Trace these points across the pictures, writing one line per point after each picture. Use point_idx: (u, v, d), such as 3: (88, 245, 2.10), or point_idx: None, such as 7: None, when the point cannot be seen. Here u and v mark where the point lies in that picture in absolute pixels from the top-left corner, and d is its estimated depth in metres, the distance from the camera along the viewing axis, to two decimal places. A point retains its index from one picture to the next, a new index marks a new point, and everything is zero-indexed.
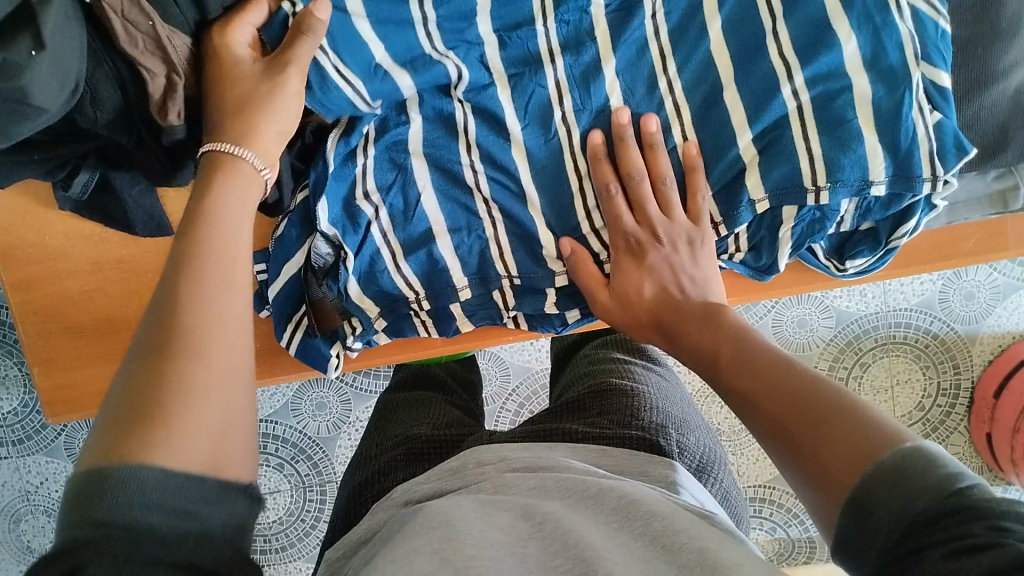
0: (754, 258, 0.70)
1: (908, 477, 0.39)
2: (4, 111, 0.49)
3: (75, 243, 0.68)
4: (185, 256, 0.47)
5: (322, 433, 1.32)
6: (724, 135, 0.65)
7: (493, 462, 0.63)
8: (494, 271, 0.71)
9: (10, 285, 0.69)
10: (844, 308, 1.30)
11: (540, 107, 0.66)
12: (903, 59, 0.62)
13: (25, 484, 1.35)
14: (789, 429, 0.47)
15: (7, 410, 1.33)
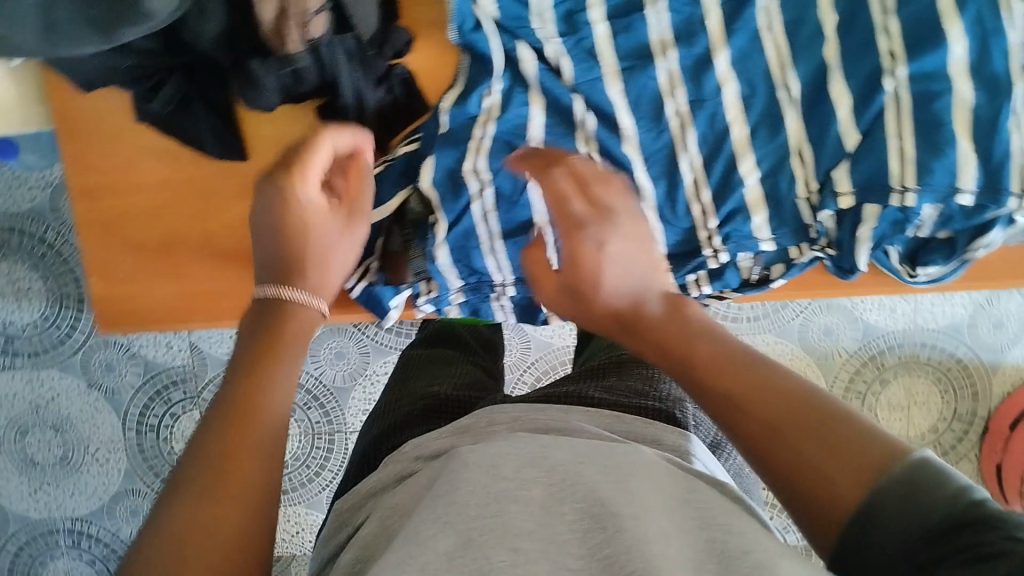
0: (837, 257, 0.70)
1: (924, 497, 0.35)
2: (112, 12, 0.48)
3: (147, 157, 0.67)
4: (286, 307, 0.48)
5: (338, 382, 1.24)
6: (831, 135, 0.65)
7: (506, 421, 0.59)
8: (568, 237, 0.70)
9: (78, 191, 0.68)
10: (872, 322, 1.27)
11: (652, 98, 0.66)
12: (1008, 68, 0.61)
13: (35, 398, 1.22)
14: (735, 424, 0.42)
15: (25, 322, 1.20)
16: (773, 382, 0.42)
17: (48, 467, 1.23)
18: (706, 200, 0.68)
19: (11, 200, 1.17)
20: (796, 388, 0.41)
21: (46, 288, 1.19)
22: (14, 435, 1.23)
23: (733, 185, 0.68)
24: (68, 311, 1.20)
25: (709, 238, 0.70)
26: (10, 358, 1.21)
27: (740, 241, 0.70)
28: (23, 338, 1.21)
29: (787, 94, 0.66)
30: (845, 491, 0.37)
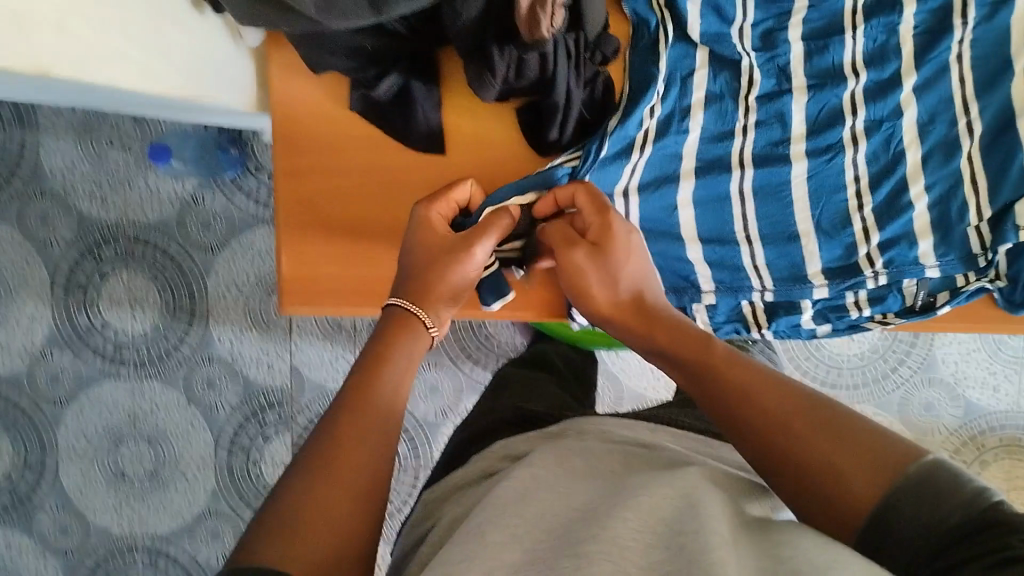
0: (1009, 290, 0.69)
1: (934, 490, 0.38)
2: None
3: (357, 141, 0.72)
4: (376, 371, 0.49)
5: (429, 418, 1.20)
6: (1014, 164, 0.66)
7: (595, 434, 0.60)
8: (734, 250, 0.72)
9: (281, 171, 0.71)
10: (975, 400, 1.23)
11: (831, 115, 0.69)
12: None
13: (133, 409, 1.19)
14: (757, 423, 0.46)
15: (136, 331, 1.18)
16: (784, 395, 0.46)
17: (136, 481, 1.19)
18: (869, 217, 0.69)
19: (144, 207, 1.17)
20: (817, 402, 0.45)
21: (162, 298, 1.18)
22: (106, 445, 1.18)
23: (904, 209, 0.69)
24: (179, 324, 1.18)
25: (868, 258, 0.70)
26: (114, 367, 1.18)
27: (902, 267, 0.69)
28: (132, 347, 1.18)
29: (968, 123, 0.68)
30: (825, 492, 0.42)
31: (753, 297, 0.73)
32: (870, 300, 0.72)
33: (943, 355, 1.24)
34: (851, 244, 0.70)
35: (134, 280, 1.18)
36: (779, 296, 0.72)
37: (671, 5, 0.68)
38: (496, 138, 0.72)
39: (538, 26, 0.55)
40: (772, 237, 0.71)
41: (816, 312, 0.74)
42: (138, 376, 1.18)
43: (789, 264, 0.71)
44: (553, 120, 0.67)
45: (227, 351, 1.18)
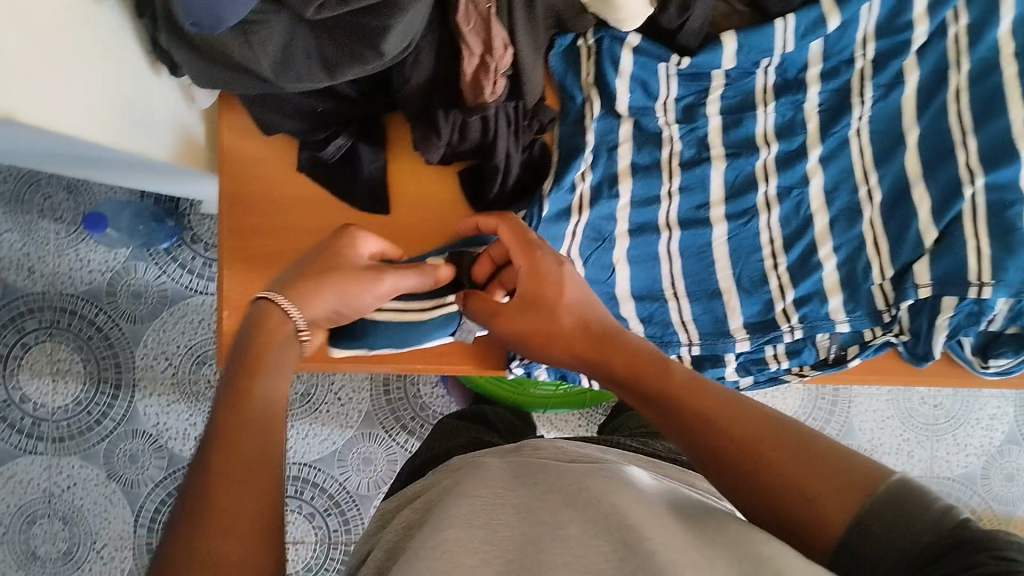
0: (912, 343, 0.76)
1: (914, 514, 0.37)
2: (350, 48, 0.56)
3: (298, 203, 0.74)
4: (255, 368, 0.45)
5: (362, 489, 1.20)
6: (911, 230, 0.73)
7: (548, 449, 0.63)
8: (663, 307, 0.77)
9: (226, 230, 0.73)
10: (891, 467, 1.31)
11: (746, 181, 0.75)
12: None
13: (50, 487, 1.14)
14: (715, 436, 0.45)
15: (57, 406, 1.15)
16: (743, 415, 0.45)
17: (50, 562, 1.14)
18: (784, 274, 0.76)
19: (72, 278, 1.16)
20: (774, 420, 0.45)
21: (86, 370, 1.16)
22: (19, 524, 1.14)
23: (815, 269, 0.75)
24: (103, 396, 1.16)
25: (785, 314, 0.76)
26: (32, 444, 1.14)
27: (815, 321, 0.75)
28: (51, 423, 1.15)
29: (868, 190, 0.75)
30: (810, 515, 0.40)
31: (682, 351, 0.77)
32: (788, 353, 0.77)
33: (860, 423, 1.31)
34: (769, 301, 0.76)
35: (57, 353, 1.15)
36: (705, 350, 0.77)
37: (599, 82, 0.72)
38: (437, 200, 0.75)
39: (482, 91, 0.60)
40: (697, 294, 0.76)
41: (739, 365, 0.79)
42: (56, 453, 1.15)
43: (713, 319, 0.76)
44: (496, 181, 0.72)
45: (150, 425, 1.17)
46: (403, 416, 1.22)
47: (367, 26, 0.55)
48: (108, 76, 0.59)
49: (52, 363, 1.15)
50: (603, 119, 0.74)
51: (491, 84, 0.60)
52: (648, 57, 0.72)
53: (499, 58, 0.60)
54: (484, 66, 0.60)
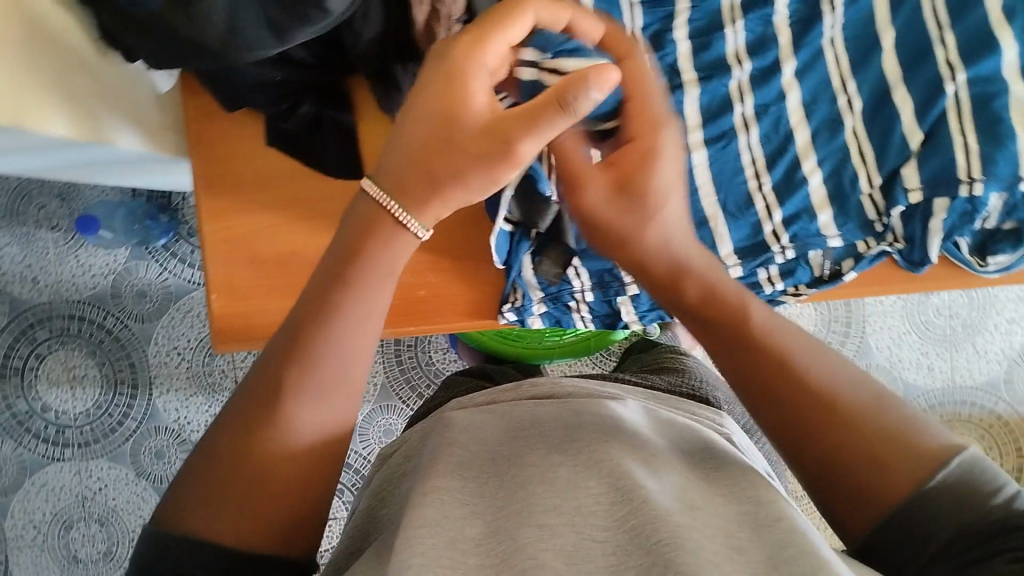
0: (908, 251, 0.75)
1: (936, 507, 0.41)
2: (292, 10, 0.55)
3: (264, 176, 0.73)
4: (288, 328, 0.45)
5: None
6: (895, 135, 0.72)
7: (552, 383, 0.66)
8: None
9: (202, 214, 0.72)
10: (912, 382, 1.30)
11: (721, 104, 0.74)
12: None
13: (82, 490, 1.15)
14: (783, 409, 0.45)
15: (77, 411, 1.16)
16: (821, 384, 0.45)
17: (92, 564, 1.15)
18: (769, 195, 0.74)
19: (75, 285, 1.16)
20: (840, 395, 0.45)
21: (102, 374, 1.17)
22: (57, 530, 1.15)
23: (801, 187, 0.74)
24: (121, 398, 1.17)
25: (774, 235, 0.74)
26: (58, 451, 1.15)
27: (806, 240, 0.74)
28: (75, 428, 1.16)
29: (847, 100, 0.73)
30: (841, 505, 0.44)
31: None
32: (781, 275, 0.77)
33: (876, 342, 1.31)
34: (757, 223, 0.74)
35: (71, 360, 1.16)
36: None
37: None
38: None
39: (436, 40, 0.59)
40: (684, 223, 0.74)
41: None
42: (83, 457, 1.16)
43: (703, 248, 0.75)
44: None
45: (173, 421, 1.18)
46: (418, 384, 1.24)
47: None
48: (57, 66, 0.58)
49: (67, 372, 1.16)
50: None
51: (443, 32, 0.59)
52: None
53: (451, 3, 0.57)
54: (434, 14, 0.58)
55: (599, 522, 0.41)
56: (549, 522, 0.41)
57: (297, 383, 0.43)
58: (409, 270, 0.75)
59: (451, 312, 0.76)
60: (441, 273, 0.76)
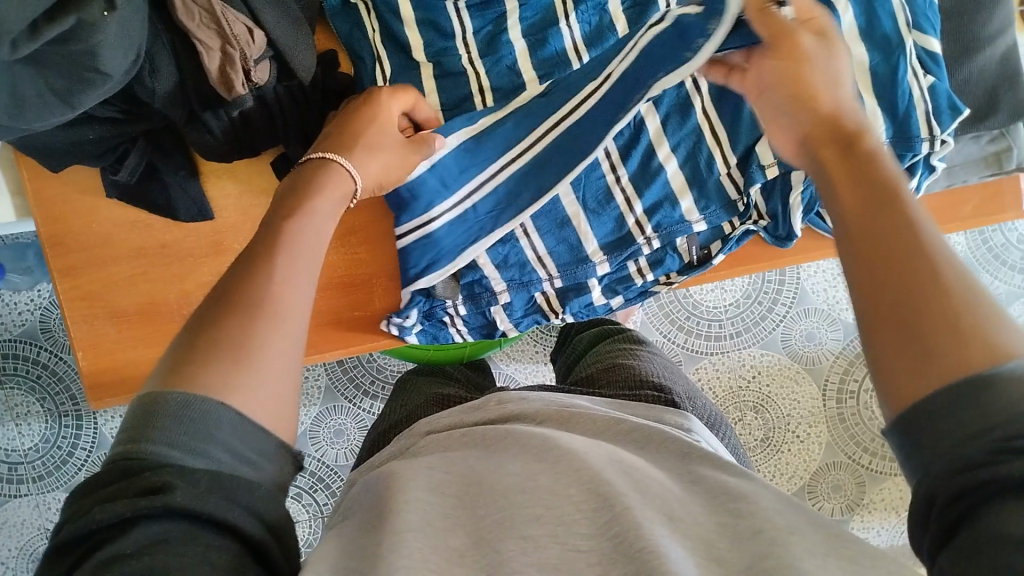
0: (773, 227, 0.74)
1: (981, 409, 0.34)
2: (71, 78, 0.53)
3: (112, 229, 0.72)
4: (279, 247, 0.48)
5: (341, 460, 1.20)
6: (745, 115, 0.69)
7: (515, 399, 0.58)
8: (517, 250, 0.74)
9: (57, 272, 0.71)
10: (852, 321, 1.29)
11: None
12: (896, 27, 0.66)
13: (44, 522, 1.16)
14: (906, 255, 0.39)
15: (26, 447, 1.16)
16: (912, 233, 0.39)
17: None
18: (627, 187, 0.72)
19: (4, 324, 1.15)
20: (953, 276, 0.37)
21: (44, 409, 1.16)
22: (25, 563, 1.16)
23: (659, 173, 0.72)
24: (67, 429, 1.17)
25: (638, 225, 0.73)
26: (14, 488, 1.16)
27: (671, 227, 0.73)
28: (26, 464, 1.16)
29: (694, 82, 0.70)
30: (885, 380, 0.38)
31: (545, 286, 0.76)
32: (651, 265, 0.76)
33: (812, 286, 1.28)
34: (619, 217, 0.73)
35: (14, 398, 1.16)
36: (566, 280, 0.75)
37: (387, 34, 0.69)
38: (257, 192, 0.72)
39: (233, 84, 0.57)
40: (546, 227, 0.73)
41: (605, 287, 0.78)
42: (40, 490, 1.16)
43: (568, 248, 0.74)
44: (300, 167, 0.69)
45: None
46: (362, 382, 1.21)
47: (73, 54, 0.50)
48: None
49: (11, 410, 1.15)
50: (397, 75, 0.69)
51: (241, 74, 0.57)
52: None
53: (243, 45, 0.56)
54: (227, 57, 0.56)
55: (583, 532, 0.39)
56: (533, 533, 0.39)
57: (287, 260, 0.47)
58: None
59: (343, 335, 0.77)
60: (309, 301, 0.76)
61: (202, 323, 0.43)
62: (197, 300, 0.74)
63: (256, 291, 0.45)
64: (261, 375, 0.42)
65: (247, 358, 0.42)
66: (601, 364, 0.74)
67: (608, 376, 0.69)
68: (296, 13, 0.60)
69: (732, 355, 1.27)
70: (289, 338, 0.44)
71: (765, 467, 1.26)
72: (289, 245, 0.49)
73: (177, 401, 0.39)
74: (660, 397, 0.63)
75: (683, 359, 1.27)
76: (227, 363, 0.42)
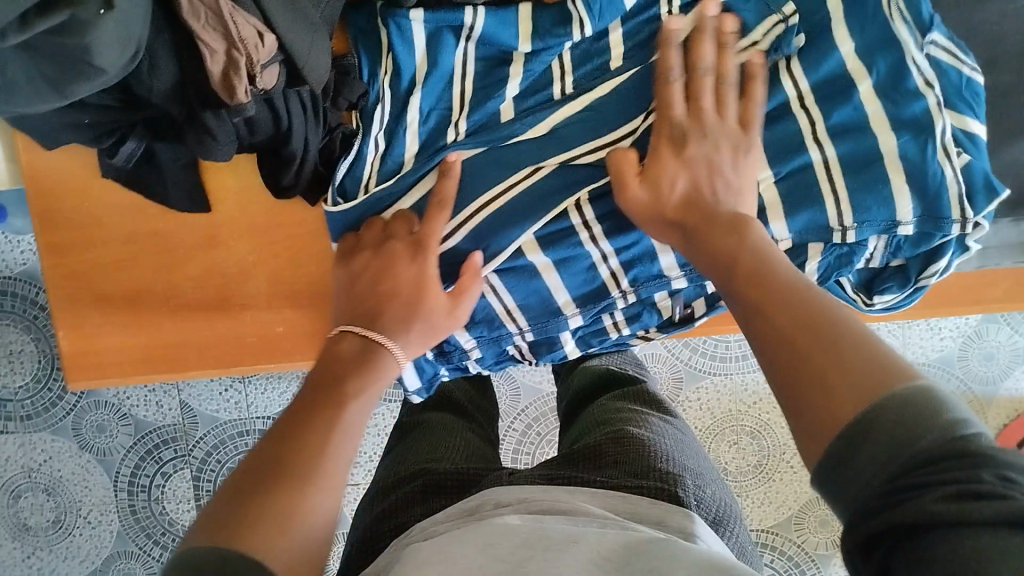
0: None
1: (877, 445, 0.38)
2: (63, 68, 0.49)
3: (106, 209, 0.69)
4: (307, 434, 0.50)
5: None
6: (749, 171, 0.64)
7: (512, 503, 0.53)
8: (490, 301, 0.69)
9: (45, 247, 0.69)
10: None
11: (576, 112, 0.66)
12: (926, 107, 0.61)
13: (27, 462, 1.15)
14: (789, 326, 0.45)
15: (16, 386, 1.14)
16: (812, 294, 0.46)
17: (41, 531, 1.17)
18: (606, 247, 0.66)
19: (5, 262, 1.12)
20: (854, 330, 0.44)
21: (38, 350, 1.14)
22: (5, 500, 1.16)
23: (637, 230, 0.65)
24: (59, 374, 1.14)
25: (613, 277, 0.67)
26: (1, 425, 1.15)
27: (646, 283, 0.67)
28: (15, 402, 1.14)
29: None
30: (801, 409, 0.42)
31: (516, 340, 0.71)
32: (627, 319, 0.71)
33: None
34: (592, 267, 0.67)
35: (9, 335, 1.14)
36: (537, 334, 0.70)
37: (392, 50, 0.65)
38: (254, 189, 0.69)
39: (235, 90, 0.54)
40: (515, 280, 0.68)
41: (579, 338, 0.73)
42: (25, 429, 1.15)
43: (540, 300, 0.68)
44: (291, 170, 0.65)
45: (112, 396, 1.15)
46: None
47: (67, 45, 0.47)
48: None
49: (2, 346, 1.14)
50: (392, 122, 0.66)
51: (243, 80, 0.53)
52: (438, 22, 0.65)
53: (250, 49, 0.53)
54: (231, 61, 0.53)
55: None
56: None
57: (319, 434, 0.50)
58: (264, 306, 0.72)
59: None
60: (298, 308, 0.72)
61: (260, 481, 0.46)
62: (183, 292, 0.71)
63: (295, 457, 0.48)
64: (295, 543, 0.44)
65: (292, 524, 0.44)
66: (605, 430, 0.69)
67: (615, 450, 0.64)
68: (315, 19, 0.57)
69: (737, 377, 1.23)
70: (331, 500, 0.48)
71: (754, 493, 1.23)
72: (315, 430, 0.50)
73: (220, 554, 0.41)
74: (663, 489, 0.58)
75: (684, 376, 1.23)
76: (276, 525, 0.44)
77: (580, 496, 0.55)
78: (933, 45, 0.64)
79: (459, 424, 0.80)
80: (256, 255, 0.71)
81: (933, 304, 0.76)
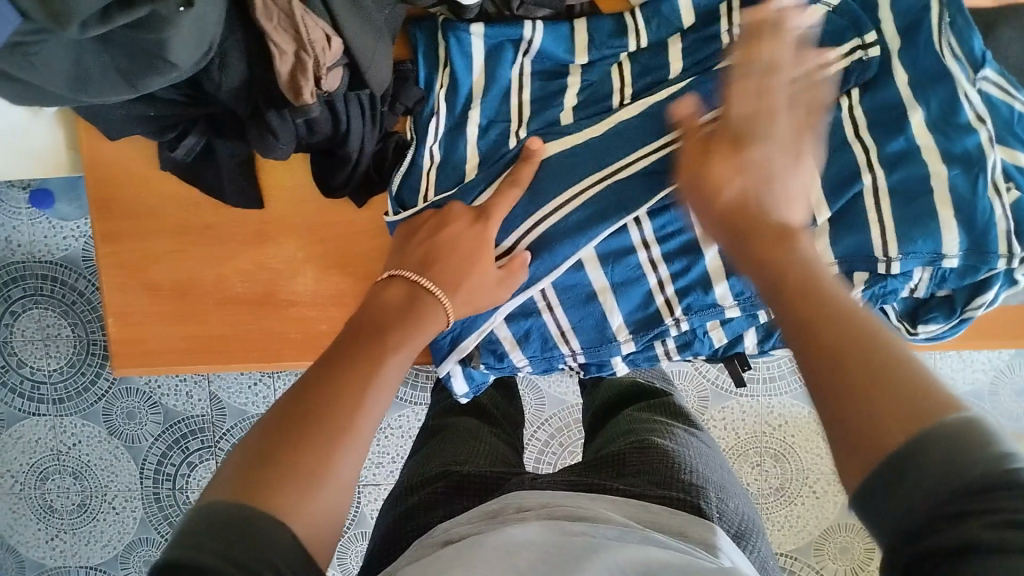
0: None
1: (926, 480, 0.35)
2: (137, 61, 0.50)
3: (162, 200, 0.71)
4: (342, 389, 0.48)
5: None
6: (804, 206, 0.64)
7: (536, 508, 0.53)
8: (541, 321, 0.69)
9: (99, 235, 0.71)
10: None
11: None
12: (978, 143, 0.61)
13: (57, 445, 1.17)
14: (830, 337, 0.42)
15: (51, 369, 1.16)
16: (862, 326, 0.42)
17: (66, 514, 1.18)
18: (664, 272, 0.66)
19: (47, 246, 1.14)
20: (921, 381, 0.39)
21: (75, 335, 1.16)
22: (34, 480, 1.18)
23: (697, 253, 0.65)
24: (95, 359, 1.16)
25: (668, 305, 0.67)
26: (35, 406, 1.17)
27: (702, 310, 0.66)
28: (49, 385, 1.16)
29: None
30: (835, 406, 0.40)
31: (567, 361, 0.71)
32: (678, 347, 0.70)
33: None
34: (648, 293, 0.67)
35: (48, 319, 1.16)
36: (590, 357, 0.70)
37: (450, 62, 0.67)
38: (306, 189, 0.70)
39: (301, 90, 0.55)
40: (569, 302, 0.68)
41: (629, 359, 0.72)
42: (58, 412, 1.17)
43: (594, 323, 0.68)
44: (344, 172, 0.66)
45: (144, 384, 1.16)
46: None
47: (144, 40, 0.48)
48: None
49: (40, 329, 1.16)
50: (447, 133, 0.68)
51: (310, 81, 0.55)
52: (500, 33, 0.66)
53: (318, 52, 0.54)
54: (299, 62, 0.54)
55: None
56: None
57: (345, 389, 0.48)
58: (309, 304, 0.73)
59: None
60: (342, 307, 0.73)
61: (288, 432, 0.44)
62: (229, 284, 0.73)
63: (328, 410, 0.46)
64: (327, 497, 0.43)
65: (321, 477, 0.43)
66: (632, 439, 0.69)
67: (639, 460, 0.64)
68: (380, 24, 0.58)
69: (762, 399, 1.22)
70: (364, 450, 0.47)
71: (775, 518, 1.22)
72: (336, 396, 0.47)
73: (241, 512, 0.39)
74: (685, 501, 0.58)
75: (710, 395, 1.23)
76: (301, 480, 0.42)
77: (602, 503, 0.55)
78: (985, 80, 0.65)
79: (484, 429, 0.80)
80: (304, 252, 0.72)
81: (976, 337, 0.75)
